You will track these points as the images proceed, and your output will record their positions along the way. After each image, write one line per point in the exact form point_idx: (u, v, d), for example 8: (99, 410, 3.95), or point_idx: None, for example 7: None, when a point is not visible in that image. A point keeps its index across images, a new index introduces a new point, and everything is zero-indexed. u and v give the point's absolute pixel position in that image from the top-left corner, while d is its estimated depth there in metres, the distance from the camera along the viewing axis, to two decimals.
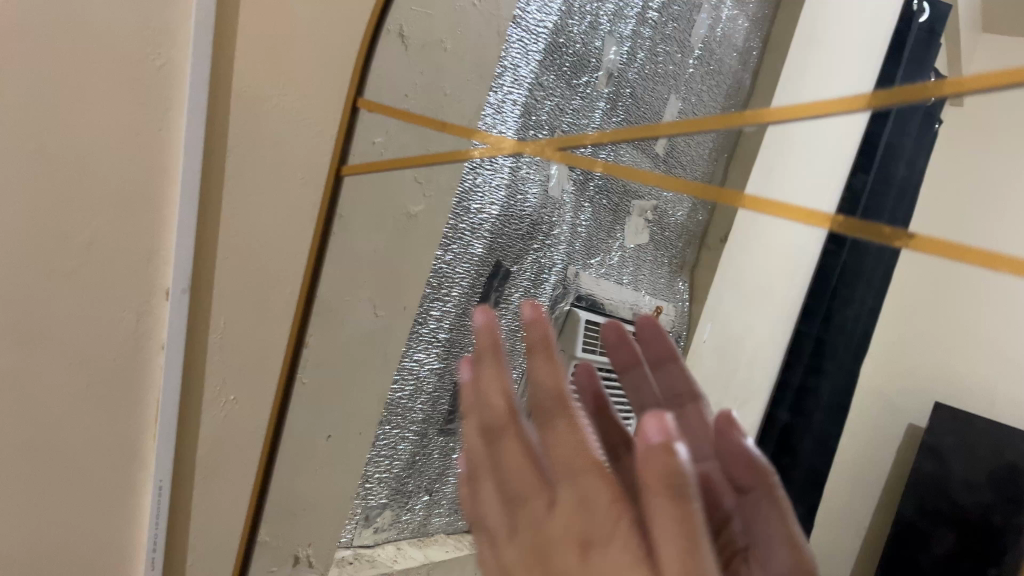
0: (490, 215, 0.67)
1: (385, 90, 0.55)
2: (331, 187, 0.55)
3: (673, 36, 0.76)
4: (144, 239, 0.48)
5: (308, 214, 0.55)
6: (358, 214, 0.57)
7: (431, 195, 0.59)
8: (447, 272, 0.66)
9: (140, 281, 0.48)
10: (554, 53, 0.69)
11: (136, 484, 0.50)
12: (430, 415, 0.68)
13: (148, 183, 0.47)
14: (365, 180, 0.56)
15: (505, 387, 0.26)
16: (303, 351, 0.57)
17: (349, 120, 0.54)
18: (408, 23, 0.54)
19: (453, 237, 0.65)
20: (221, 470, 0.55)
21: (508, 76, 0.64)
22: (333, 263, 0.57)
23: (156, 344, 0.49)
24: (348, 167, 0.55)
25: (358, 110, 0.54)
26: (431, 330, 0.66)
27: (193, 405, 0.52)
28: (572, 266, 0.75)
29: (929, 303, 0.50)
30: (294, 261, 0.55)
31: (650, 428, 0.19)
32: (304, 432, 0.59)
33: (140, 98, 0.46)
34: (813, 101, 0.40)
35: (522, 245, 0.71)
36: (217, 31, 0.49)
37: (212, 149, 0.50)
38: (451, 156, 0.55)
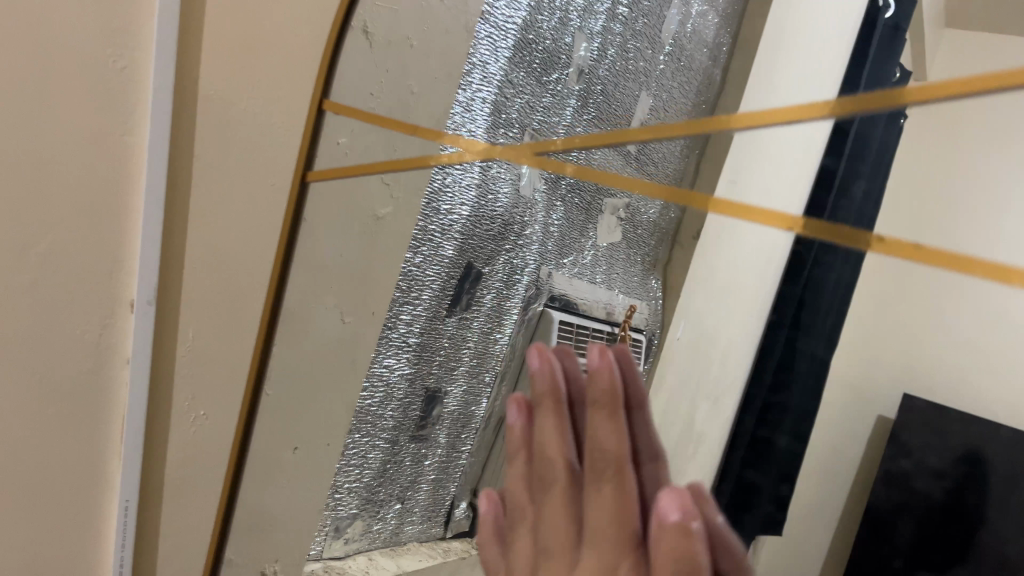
0: (460, 216, 0.66)
1: (350, 92, 0.55)
2: (298, 192, 0.55)
3: (643, 32, 0.73)
4: (110, 254, 0.49)
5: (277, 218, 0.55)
6: (327, 219, 0.57)
7: (400, 198, 0.57)
8: (416, 275, 0.64)
9: (107, 296, 0.49)
10: (523, 50, 0.68)
11: (103, 498, 0.51)
12: (401, 421, 0.67)
13: (114, 198, 0.49)
14: (330, 186, 0.56)
15: (560, 444, 0.33)
16: (270, 360, 0.57)
17: (315, 125, 0.54)
18: (373, 20, 0.54)
19: (423, 240, 0.64)
20: (188, 483, 0.55)
21: (477, 74, 0.64)
22: (300, 269, 0.57)
23: (122, 359, 0.51)
24: (314, 173, 0.55)
25: (323, 112, 0.54)
26: (401, 334, 0.64)
27: (162, 415, 0.53)
28: (545, 266, 0.71)
29: (901, 304, 0.49)
30: (260, 268, 0.56)
31: (668, 507, 0.26)
32: (269, 443, 0.59)
33: (105, 110, 0.47)
34: (783, 106, 0.39)
35: (494, 246, 0.69)
36: (184, 36, 0.51)
37: (177, 163, 0.51)
38: (418, 162, 0.54)
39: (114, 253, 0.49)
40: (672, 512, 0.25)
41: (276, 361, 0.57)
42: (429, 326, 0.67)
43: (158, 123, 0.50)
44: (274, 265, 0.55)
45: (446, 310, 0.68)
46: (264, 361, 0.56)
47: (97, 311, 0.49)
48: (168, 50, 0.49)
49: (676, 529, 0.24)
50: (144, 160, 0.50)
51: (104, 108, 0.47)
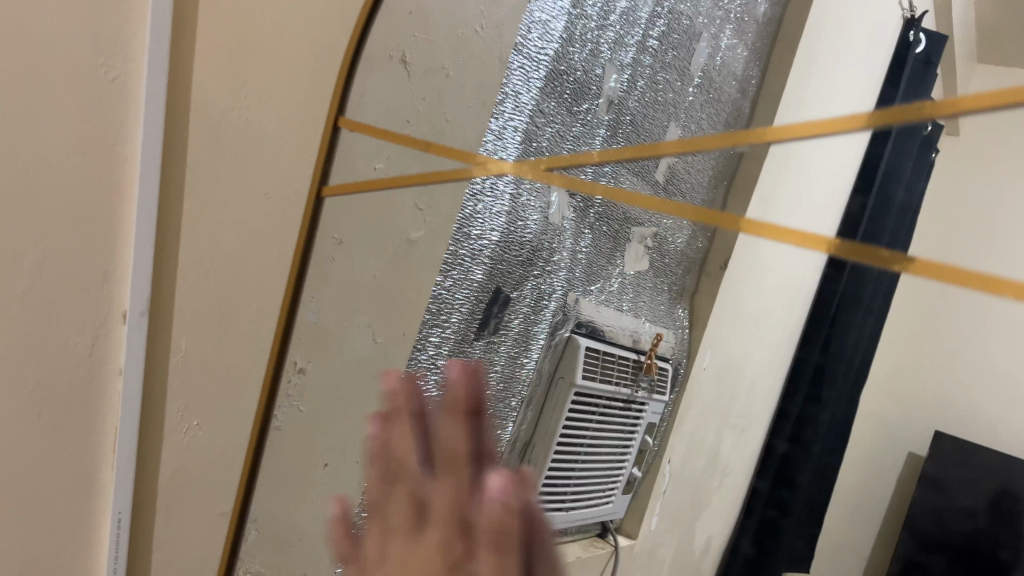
0: (489, 241, 0.66)
1: (364, 111, 0.56)
2: (314, 208, 0.56)
3: (672, 64, 0.77)
4: (103, 259, 0.48)
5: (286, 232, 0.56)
6: (341, 227, 0.57)
7: (432, 220, 0.58)
8: (446, 298, 0.63)
9: (98, 302, 0.48)
10: (554, 81, 0.69)
11: (95, 513, 0.49)
12: None
13: (105, 198, 0.47)
14: (347, 201, 0.57)
15: (407, 441, 0.34)
16: (287, 372, 0.57)
17: (331, 140, 0.56)
18: (410, 49, 0.56)
19: (453, 263, 0.63)
20: (189, 497, 0.54)
21: (509, 102, 0.63)
22: (313, 283, 0.57)
23: (115, 367, 0.49)
24: (328, 188, 0.56)
25: (338, 130, 0.56)
26: (428, 355, 0.60)
27: (153, 424, 0.52)
28: (572, 293, 0.77)
29: (919, 327, 0.50)
30: (272, 285, 0.56)
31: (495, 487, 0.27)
32: (287, 462, 0.58)
33: (96, 111, 0.46)
34: (808, 120, 0.39)
35: (522, 271, 0.71)
36: (177, 32, 0.49)
37: (170, 164, 0.50)
38: (444, 177, 0.54)
39: (102, 271, 0.48)
40: (497, 491, 0.27)
41: (302, 376, 0.58)
42: (458, 348, 0.64)
43: (151, 124, 0.48)
44: (291, 276, 0.56)
45: (474, 332, 0.66)
46: (281, 373, 0.57)
47: (88, 321, 0.47)
48: (163, 47, 0.48)
49: (499, 503, 0.26)
50: (137, 167, 0.48)
51: (98, 105, 0.46)
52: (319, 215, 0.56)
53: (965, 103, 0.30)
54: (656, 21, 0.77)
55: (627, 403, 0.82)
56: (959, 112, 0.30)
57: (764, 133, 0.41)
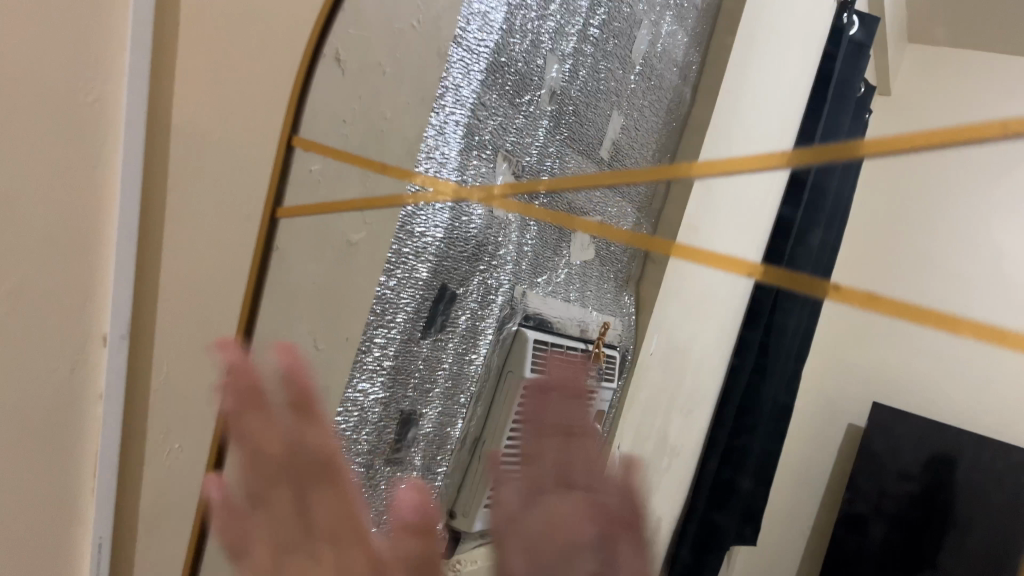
0: (434, 239, 0.65)
1: (319, 124, 0.52)
2: (268, 227, 0.52)
3: (613, 53, 0.75)
4: (82, 282, 0.43)
5: (247, 241, 0.51)
6: (297, 243, 0.53)
7: (372, 223, 0.57)
8: (391, 298, 0.62)
9: (78, 328, 0.43)
10: (497, 72, 0.66)
11: (75, 547, 0.45)
12: (376, 445, 0.64)
13: (82, 216, 0.43)
14: (297, 222, 0.53)
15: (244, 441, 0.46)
16: None
17: (283, 158, 0.51)
18: (344, 48, 0.51)
19: (397, 262, 0.62)
20: (167, 521, 0.50)
21: (451, 98, 0.62)
22: (270, 293, 0.53)
23: (94, 394, 0.45)
24: (285, 209, 0.52)
25: (292, 149, 0.52)
26: (376, 358, 0.62)
27: (134, 448, 0.48)
28: (518, 286, 0.76)
29: (836, 344, 0.55)
30: (229, 295, 0.51)
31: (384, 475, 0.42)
32: None
33: (75, 128, 0.42)
34: (740, 157, 0.41)
35: (467, 267, 0.70)
36: (155, 53, 0.46)
37: (151, 185, 0.46)
38: (391, 200, 0.56)
39: (83, 292, 0.43)
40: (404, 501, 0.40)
41: None
42: (404, 348, 0.65)
43: (130, 146, 0.45)
44: (246, 293, 0.52)
45: (420, 332, 0.67)
46: (236, 396, 0.51)
47: (70, 344, 0.43)
48: (142, 73, 0.45)
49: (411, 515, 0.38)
50: (117, 192, 0.44)
51: (78, 128, 0.42)
52: (271, 237, 0.52)
53: (883, 147, 0.34)
54: (596, 9, 0.74)
55: None
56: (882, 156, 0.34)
57: (692, 166, 0.44)
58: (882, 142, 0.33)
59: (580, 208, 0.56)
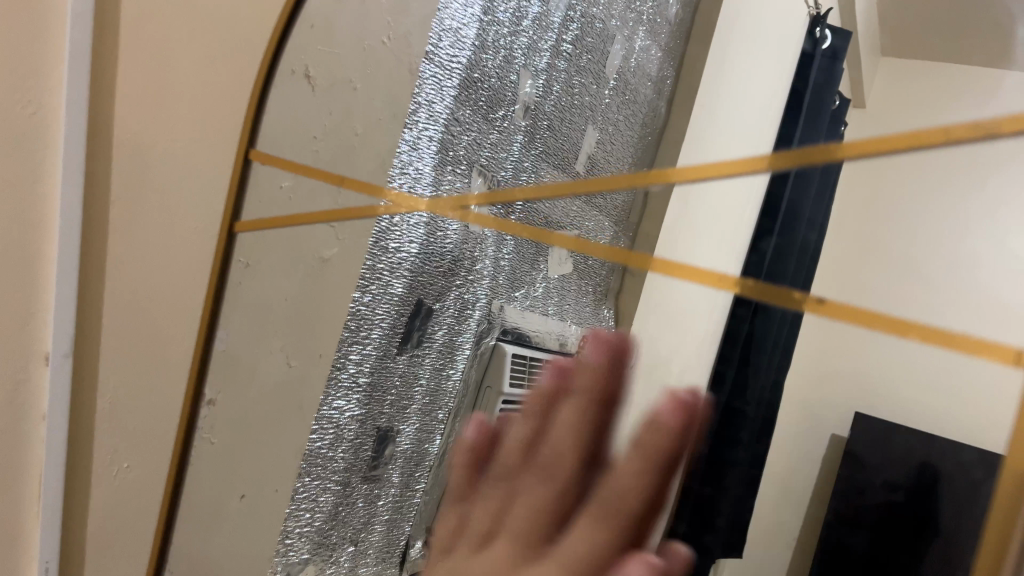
0: (409, 254, 0.65)
1: (277, 144, 0.57)
2: (225, 243, 0.56)
3: (588, 68, 0.76)
4: (25, 291, 0.50)
5: (203, 256, 0.56)
6: (269, 258, 0.57)
7: (346, 239, 0.56)
8: (366, 313, 0.57)
9: (22, 337, 0.50)
10: (469, 88, 0.66)
11: (24, 560, 0.51)
12: (354, 463, 0.65)
13: (27, 237, 0.50)
14: (260, 236, 0.57)
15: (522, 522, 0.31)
16: (201, 410, 0.57)
17: (241, 172, 0.56)
18: (314, 64, 0.56)
19: (372, 277, 0.56)
20: (113, 543, 0.55)
21: (422, 113, 0.61)
22: (232, 306, 0.57)
23: (37, 414, 0.51)
24: (241, 224, 0.56)
25: (249, 161, 0.56)
26: (350, 374, 0.57)
27: (83, 462, 0.53)
28: (496, 300, 0.75)
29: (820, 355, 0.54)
30: (189, 308, 0.56)
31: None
32: (215, 484, 0.57)
33: (13, 151, 0.48)
34: (717, 161, 0.45)
35: (443, 282, 0.71)
36: (95, 80, 0.52)
37: (92, 204, 0.53)
38: (360, 213, 0.55)
39: (25, 307, 0.50)
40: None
41: (212, 409, 0.57)
42: (380, 364, 0.66)
43: (69, 167, 0.51)
44: (206, 305, 0.56)
45: (397, 348, 0.67)
46: (194, 410, 0.56)
47: (18, 352, 0.50)
48: (81, 88, 0.51)
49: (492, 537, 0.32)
50: (56, 203, 0.51)
51: (15, 148, 0.48)
52: (229, 249, 0.56)
53: (863, 148, 0.36)
54: (569, 25, 0.75)
55: None
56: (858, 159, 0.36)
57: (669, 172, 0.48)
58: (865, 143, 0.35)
59: (556, 222, 0.58)
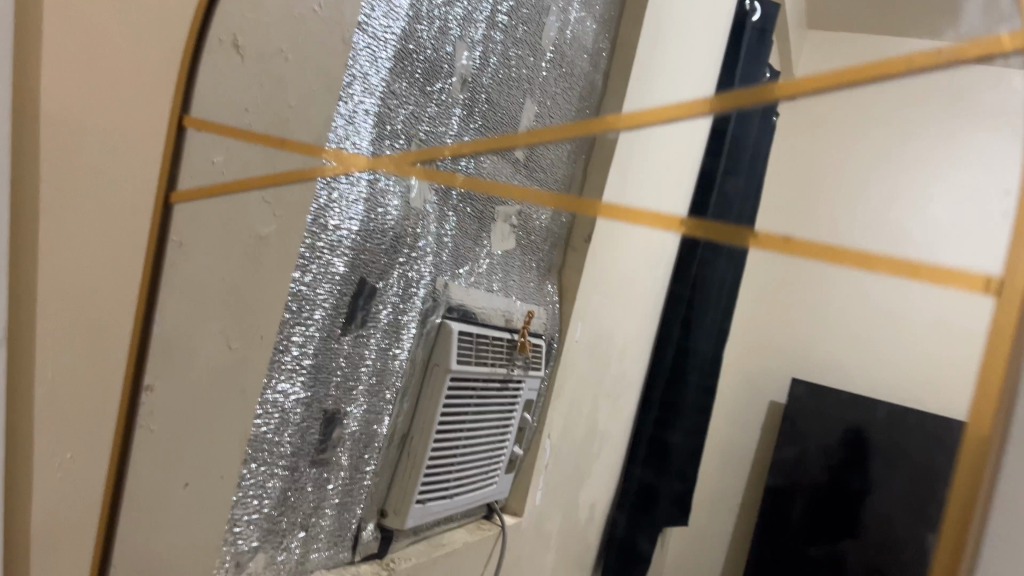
0: (350, 230, 0.62)
1: (211, 104, 0.50)
2: (160, 220, 0.48)
3: (524, 39, 0.76)
4: None
5: (134, 238, 0.47)
6: (203, 236, 0.50)
7: (282, 215, 0.53)
8: (307, 293, 0.58)
9: None
10: (404, 59, 0.65)
11: None
12: (300, 447, 0.62)
13: None
14: (196, 207, 0.50)
15: None
16: (141, 398, 0.48)
17: (175, 140, 0.48)
18: (243, 33, 0.50)
19: (311, 257, 0.58)
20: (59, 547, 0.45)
21: (358, 85, 0.59)
22: (169, 285, 0.49)
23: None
24: (178, 193, 0.49)
25: (183, 128, 0.49)
26: (294, 358, 0.58)
27: (19, 463, 0.43)
28: (441, 278, 0.77)
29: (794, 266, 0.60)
30: (125, 290, 0.47)
31: None
32: (155, 482, 0.49)
33: None
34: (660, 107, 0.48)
35: (386, 259, 0.68)
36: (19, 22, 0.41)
37: (20, 177, 0.42)
38: (299, 174, 0.54)
39: None
40: None
41: (152, 395, 0.48)
42: (324, 345, 0.62)
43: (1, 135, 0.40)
44: (142, 288, 0.47)
45: (341, 328, 0.64)
46: (134, 394, 0.47)
47: None
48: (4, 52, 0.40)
49: None
50: None
51: None
52: (165, 227, 0.48)
53: (798, 86, 0.39)
54: None
55: (503, 383, 0.86)
56: (796, 95, 0.39)
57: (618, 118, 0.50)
58: (799, 84, 0.39)
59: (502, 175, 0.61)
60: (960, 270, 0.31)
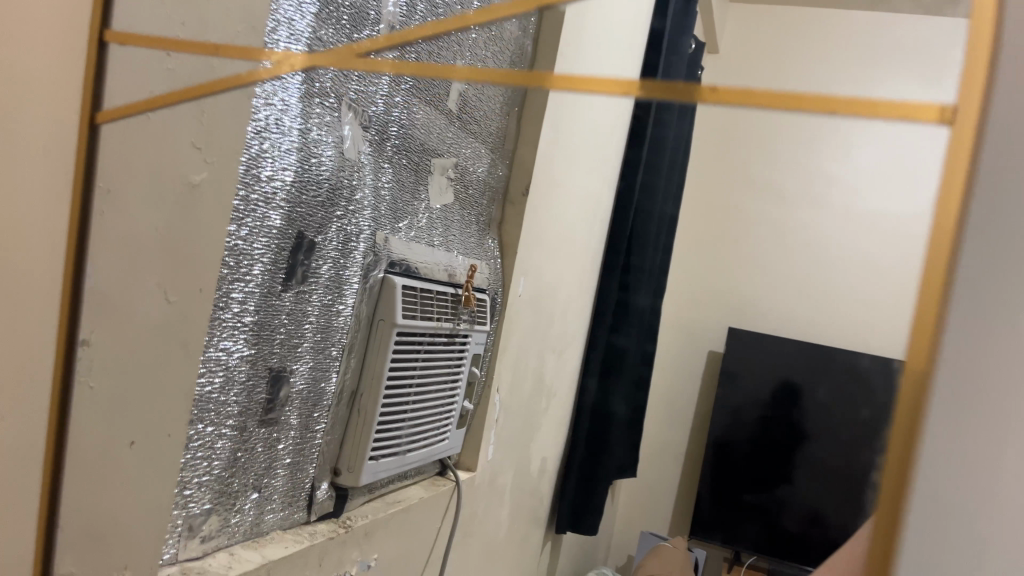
0: (285, 181, 0.61)
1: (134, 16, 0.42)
2: (86, 145, 0.42)
3: None
4: None
5: (64, 180, 0.41)
6: (129, 181, 0.44)
7: (213, 160, 0.50)
8: (244, 247, 0.57)
9: None
10: (329, 6, 0.63)
11: None
12: (247, 406, 0.61)
13: None
14: (121, 132, 0.43)
15: None
16: (77, 354, 0.43)
17: (95, 59, 0.42)
18: None
19: (246, 210, 0.56)
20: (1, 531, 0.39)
21: (283, 31, 0.56)
22: (100, 229, 0.43)
23: None
24: (104, 114, 0.42)
25: (105, 45, 0.42)
26: (234, 314, 0.57)
27: None
28: (381, 232, 0.76)
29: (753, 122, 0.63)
30: (49, 227, 0.41)
31: None
32: (99, 444, 0.45)
33: None
34: None
35: (325, 213, 0.66)
36: None
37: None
38: (240, 81, 0.48)
39: None
40: None
41: (88, 351, 0.43)
42: (265, 302, 0.61)
43: None
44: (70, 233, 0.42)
45: (281, 284, 0.63)
46: (67, 352, 0.42)
47: None
48: None
49: None
50: None
51: None
52: (92, 153, 0.42)
53: None
54: None
55: (450, 338, 0.86)
56: None
57: None
58: None
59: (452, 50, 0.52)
60: (915, 104, 0.28)
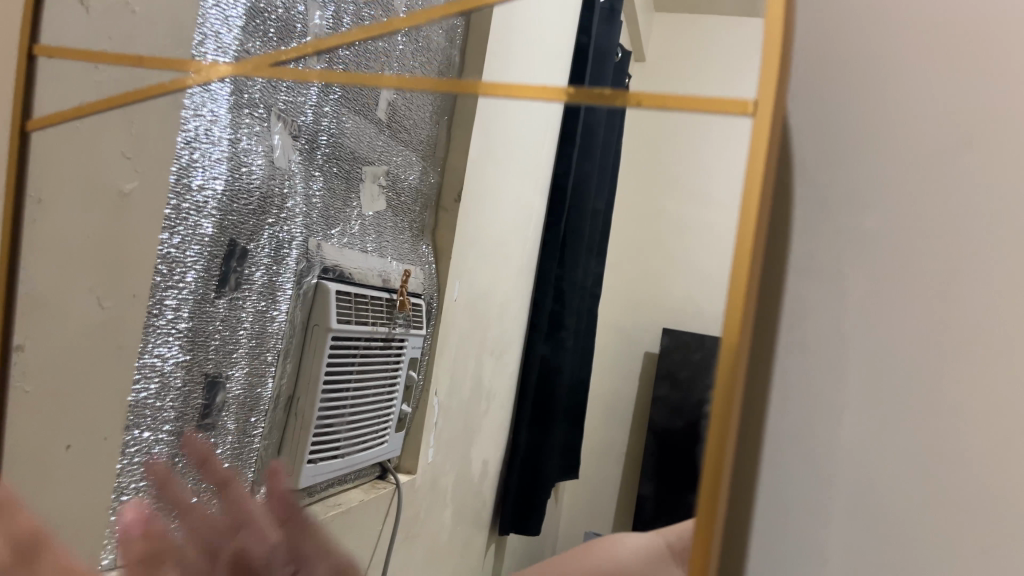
0: (216, 189, 0.62)
1: (64, 36, 0.50)
2: (17, 145, 0.48)
3: None
4: None
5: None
6: (63, 185, 0.51)
7: (146, 170, 0.54)
8: (177, 256, 0.59)
9: None
10: (254, 19, 0.62)
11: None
12: (183, 412, 0.62)
13: None
14: (55, 135, 0.50)
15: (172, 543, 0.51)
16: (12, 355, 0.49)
17: (26, 66, 0.48)
18: None
19: (178, 219, 0.58)
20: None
21: (210, 44, 0.56)
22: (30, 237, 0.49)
23: None
24: (33, 122, 0.49)
25: (34, 59, 0.49)
26: (169, 321, 0.59)
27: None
28: (313, 238, 0.76)
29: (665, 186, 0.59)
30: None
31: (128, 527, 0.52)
32: (38, 441, 0.50)
33: None
34: None
35: (256, 220, 0.68)
36: None
37: None
38: (163, 87, 0.52)
39: None
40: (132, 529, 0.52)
41: (22, 356, 0.49)
42: (198, 308, 0.62)
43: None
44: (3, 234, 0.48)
45: (214, 292, 0.64)
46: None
47: None
48: None
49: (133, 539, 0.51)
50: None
51: None
52: (24, 156, 0.49)
53: None
54: None
55: (384, 342, 0.90)
56: None
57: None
58: None
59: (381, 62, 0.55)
60: (721, 97, 0.38)
